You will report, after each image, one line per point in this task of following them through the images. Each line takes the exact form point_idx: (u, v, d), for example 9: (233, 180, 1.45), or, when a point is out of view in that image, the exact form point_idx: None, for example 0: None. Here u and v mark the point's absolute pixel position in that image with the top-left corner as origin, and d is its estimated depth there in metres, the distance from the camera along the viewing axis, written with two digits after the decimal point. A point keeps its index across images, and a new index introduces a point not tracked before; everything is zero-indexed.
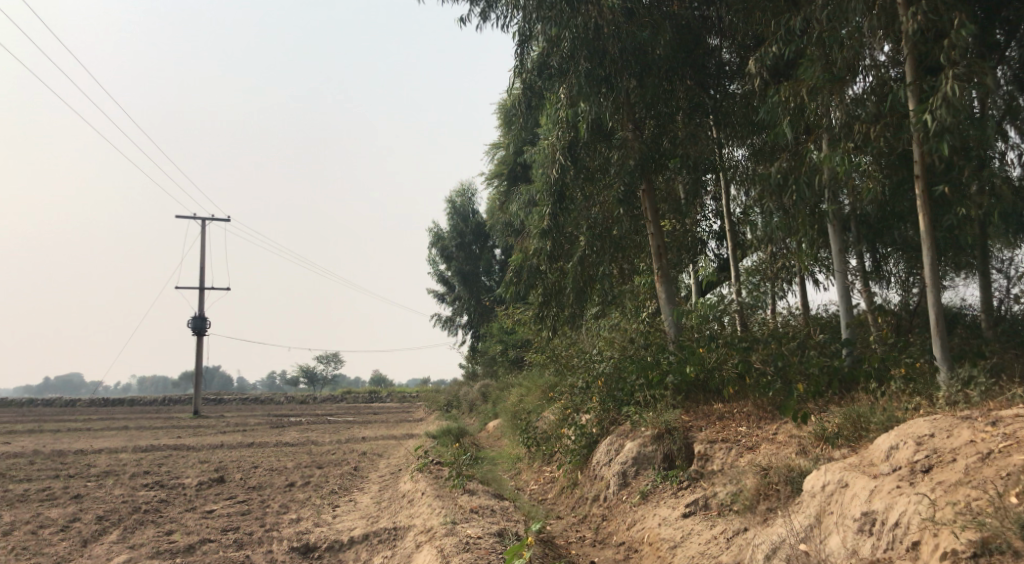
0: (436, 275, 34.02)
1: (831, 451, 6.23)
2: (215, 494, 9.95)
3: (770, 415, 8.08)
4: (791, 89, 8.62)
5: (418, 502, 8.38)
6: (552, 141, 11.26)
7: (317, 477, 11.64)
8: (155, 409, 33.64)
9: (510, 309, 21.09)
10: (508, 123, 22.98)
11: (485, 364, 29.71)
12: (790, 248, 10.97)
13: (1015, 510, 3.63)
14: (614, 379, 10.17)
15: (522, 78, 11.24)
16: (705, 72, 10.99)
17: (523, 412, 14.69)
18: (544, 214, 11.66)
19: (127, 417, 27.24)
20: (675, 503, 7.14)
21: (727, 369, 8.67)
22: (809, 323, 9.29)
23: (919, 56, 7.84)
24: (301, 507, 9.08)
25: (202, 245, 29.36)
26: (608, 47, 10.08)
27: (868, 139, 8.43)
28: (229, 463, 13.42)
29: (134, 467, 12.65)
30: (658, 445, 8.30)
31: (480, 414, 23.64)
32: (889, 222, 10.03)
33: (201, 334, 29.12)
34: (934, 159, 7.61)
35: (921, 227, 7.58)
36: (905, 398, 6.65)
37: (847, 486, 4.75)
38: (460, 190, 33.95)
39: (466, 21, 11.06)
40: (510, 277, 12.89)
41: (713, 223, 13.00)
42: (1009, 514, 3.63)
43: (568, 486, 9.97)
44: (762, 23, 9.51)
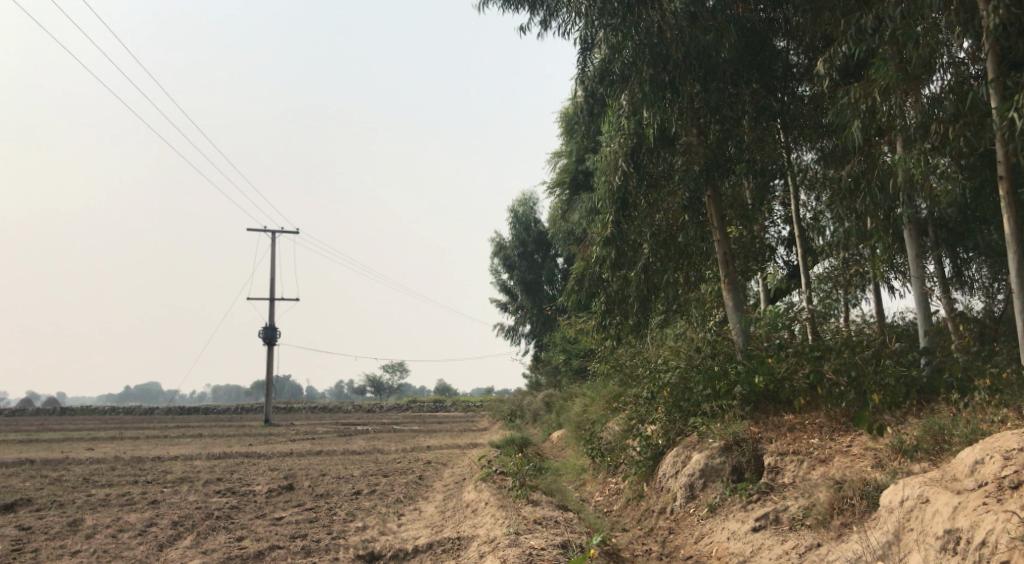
0: (499, 285, 34.17)
1: (910, 464, 5.95)
2: (285, 501, 10.20)
3: (845, 426, 7.79)
4: (863, 90, 8.34)
5: (482, 512, 8.40)
6: (613, 149, 11.12)
7: (383, 485, 11.80)
8: (229, 417, 34.87)
9: (574, 318, 20.98)
10: (570, 132, 22.93)
11: (549, 374, 29.63)
12: (864, 254, 10.63)
13: None
14: (680, 389, 9.99)
15: (584, 85, 11.26)
16: (772, 74, 10.65)
17: (588, 422, 14.57)
18: (607, 222, 11.57)
19: (203, 426, 28.31)
20: (745, 517, 6.94)
21: (798, 379, 8.44)
22: (885, 331, 8.94)
23: (1002, 51, 7.46)
24: (367, 515, 9.21)
25: (273, 258, 30.33)
26: (671, 51, 9.93)
27: (947, 138, 8.08)
28: (299, 471, 13.76)
29: (209, 474, 13.09)
30: (727, 457, 8.10)
31: (544, 424, 23.56)
32: (971, 225, 9.57)
33: (272, 344, 30.00)
34: (1019, 158, 7.22)
35: (1005, 230, 7.19)
36: (991, 410, 6.30)
37: (928, 502, 4.51)
38: (522, 200, 34.05)
39: (526, 30, 11.13)
40: (572, 286, 12.83)
41: (781, 229, 12.67)
42: None
43: (633, 498, 9.82)
44: (831, 22, 9.23)
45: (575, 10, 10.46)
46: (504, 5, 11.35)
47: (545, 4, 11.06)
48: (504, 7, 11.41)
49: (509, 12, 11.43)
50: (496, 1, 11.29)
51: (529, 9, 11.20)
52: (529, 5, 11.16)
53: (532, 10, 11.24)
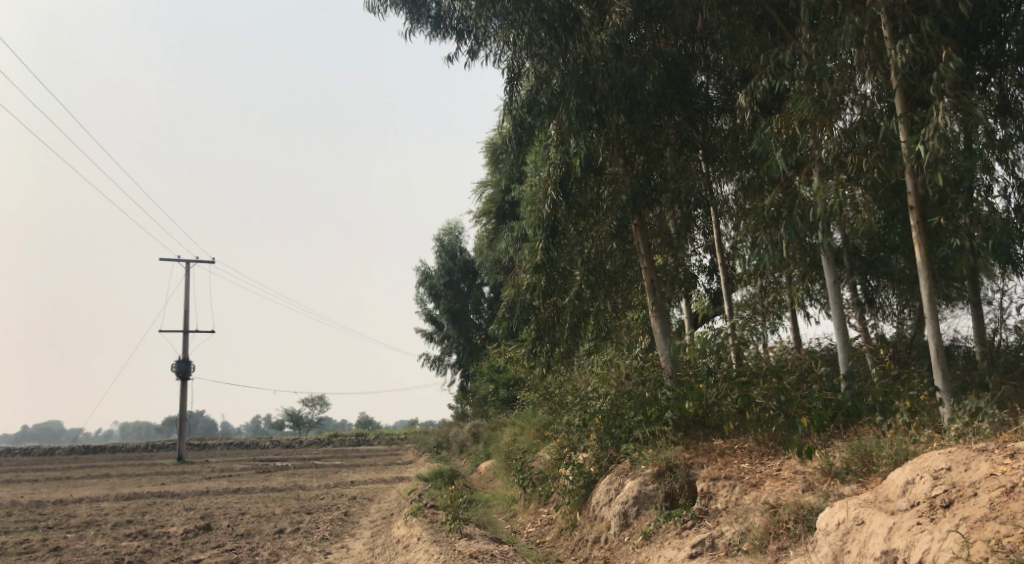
0: (424, 314, 33.85)
1: (840, 486, 6.09)
2: (202, 543, 9.61)
3: (773, 450, 7.92)
4: (782, 122, 8.65)
5: (414, 548, 8.11)
6: (542, 178, 11.17)
7: (307, 523, 11.30)
8: (137, 456, 32.99)
9: (502, 347, 20.94)
10: (496, 161, 23.14)
11: (476, 405, 29.38)
12: (782, 281, 10.99)
13: None
14: (611, 416, 10.00)
15: (512, 115, 11.30)
16: (693, 107, 10.98)
17: (518, 452, 14.43)
18: (536, 249, 11.53)
19: (110, 465, 26.67)
20: (681, 544, 6.93)
21: (727, 404, 8.55)
22: (807, 356, 9.17)
23: (908, 88, 7.88)
24: (291, 555, 8.76)
25: (186, 288, 29.12)
26: (598, 83, 10.08)
27: (861, 170, 8.46)
28: (216, 510, 13.04)
29: (117, 517, 12.24)
30: (660, 483, 8.11)
31: (472, 454, 23.24)
32: (882, 253, 10.04)
33: (186, 377, 28.66)
34: (927, 190, 7.62)
35: (917, 257, 7.53)
36: (912, 430, 6.55)
37: (864, 524, 4.59)
38: (448, 229, 33.99)
39: (454, 59, 11.14)
40: (502, 313, 12.74)
41: (703, 257, 12.94)
42: None
43: (566, 528, 9.71)
44: (750, 57, 9.58)
45: (503, 41, 10.55)
46: (432, 34, 11.37)
47: (473, 33, 11.14)
48: (431, 35, 11.43)
49: (437, 40, 11.46)
50: (423, 29, 11.31)
51: (457, 37, 11.27)
52: (457, 34, 11.24)
53: (459, 38, 11.28)
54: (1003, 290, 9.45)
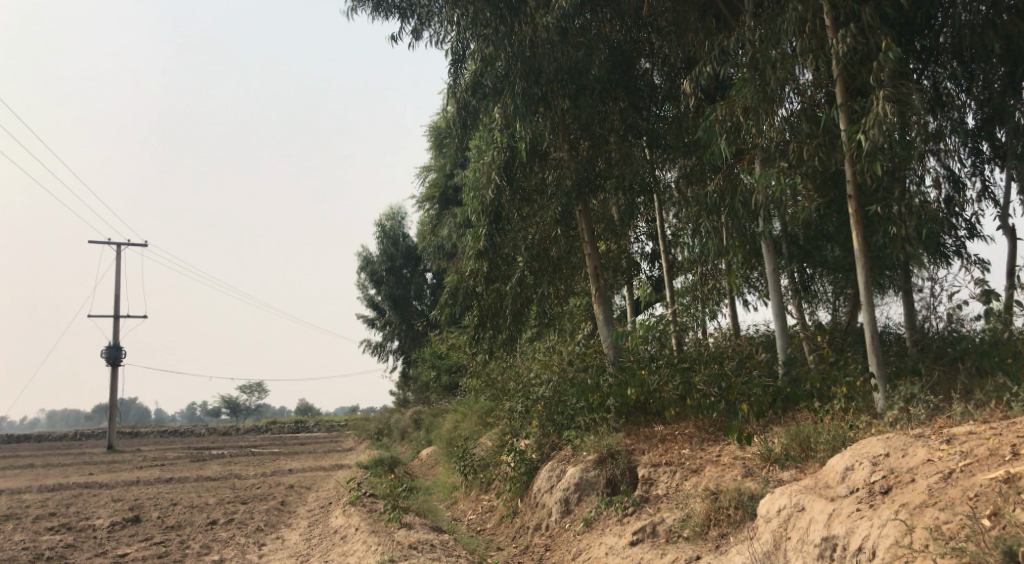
0: (366, 300, 33.30)
1: (779, 472, 6.16)
2: (129, 536, 9.17)
3: (712, 436, 7.98)
4: (726, 109, 8.65)
5: (351, 539, 7.89)
6: (486, 162, 10.97)
7: (242, 513, 10.93)
8: (62, 445, 31.60)
9: (445, 333, 20.75)
10: (440, 146, 22.77)
11: (417, 391, 29.11)
12: (721, 268, 11.13)
13: (992, 534, 3.40)
14: (554, 403, 9.96)
15: (456, 97, 11.04)
16: (638, 93, 10.93)
17: (459, 439, 14.31)
18: (479, 235, 11.36)
19: (32, 455, 25.47)
20: (622, 530, 6.91)
21: (668, 391, 8.56)
22: (748, 342, 9.26)
23: (848, 77, 7.98)
24: (224, 547, 8.43)
25: (116, 271, 27.93)
26: (544, 65, 9.91)
27: (802, 158, 8.55)
28: (145, 501, 12.50)
29: (38, 510, 11.61)
30: (601, 469, 8.08)
31: (413, 442, 23.05)
32: (819, 241, 10.22)
33: (116, 364, 27.52)
34: (866, 179, 7.75)
35: (855, 245, 7.68)
36: (848, 417, 6.67)
37: (803, 510, 4.62)
38: (390, 214, 33.50)
39: (397, 39, 10.79)
40: (444, 299, 12.50)
41: (646, 244, 12.97)
42: (987, 539, 3.39)
43: (508, 516, 9.64)
44: (693, 45, 9.57)
45: (447, 21, 10.27)
46: (374, 12, 10.99)
47: (415, 13, 10.81)
48: (373, 14, 11.04)
49: (379, 20, 11.08)
50: (365, 8, 10.92)
51: (400, 17, 10.92)
52: (400, 13, 10.88)
53: (402, 17, 10.94)
54: (932, 280, 9.75)
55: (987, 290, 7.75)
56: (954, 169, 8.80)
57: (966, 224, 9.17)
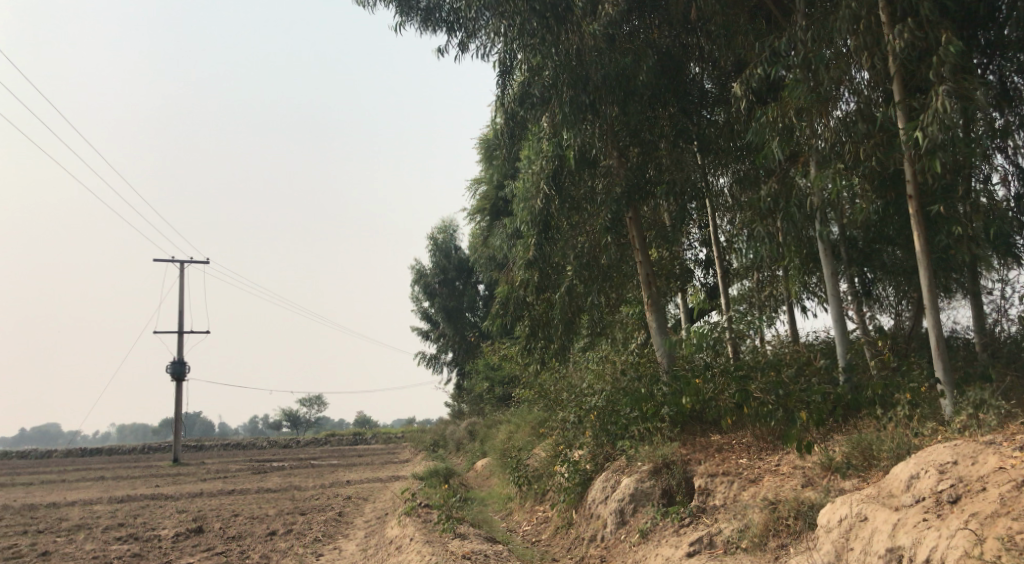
0: (420, 312, 33.64)
1: (841, 481, 5.95)
2: (192, 546, 9.42)
3: (771, 445, 7.78)
4: (778, 110, 8.47)
5: (406, 550, 7.94)
6: (535, 172, 11.00)
7: (300, 524, 11.12)
8: (132, 457, 32.74)
9: (498, 344, 20.81)
10: (490, 158, 22.94)
11: (471, 403, 29.22)
12: (778, 273, 10.87)
13: None
14: (607, 413, 9.86)
15: (504, 108, 11.11)
16: (688, 98, 10.80)
17: (513, 450, 14.30)
18: (529, 245, 11.38)
19: (103, 467, 26.47)
20: (679, 542, 6.79)
21: (724, 399, 8.38)
22: (806, 349, 8.99)
23: (906, 73, 7.73)
24: (283, 557, 8.60)
25: (179, 289, 28.87)
26: (591, 73, 9.88)
27: (859, 158, 8.31)
28: (208, 512, 12.82)
29: (108, 520, 12.07)
30: (656, 480, 7.96)
31: (467, 453, 23.12)
32: (879, 244, 9.90)
33: (181, 379, 28.41)
34: (926, 178, 7.48)
35: (917, 246, 7.40)
36: (913, 424, 6.41)
37: (866, 520, 4.45)
38: (442, 227, 33.82)
39: (445, 52, 10.93)
40: (495, 310, 12.54)
41: (699, 251, 12.79)
42: None
43: (562, 527, 9.57)
44: (744, 47, 9.41)
45: (494, 33, 10.36)
46: (422, 27, 11.16)
47: (463, 26, 10.95)
48: (421, 28, 11.22)
49: (427, 34, 11.25)
50: (413, 22, 11.10)
51: (447, 30, 11.07)
52: (447, 27, 11.02)
53: (450, 31, 11.08)
54: (1003, 281, 9.32)
55: None
56: None
57: None
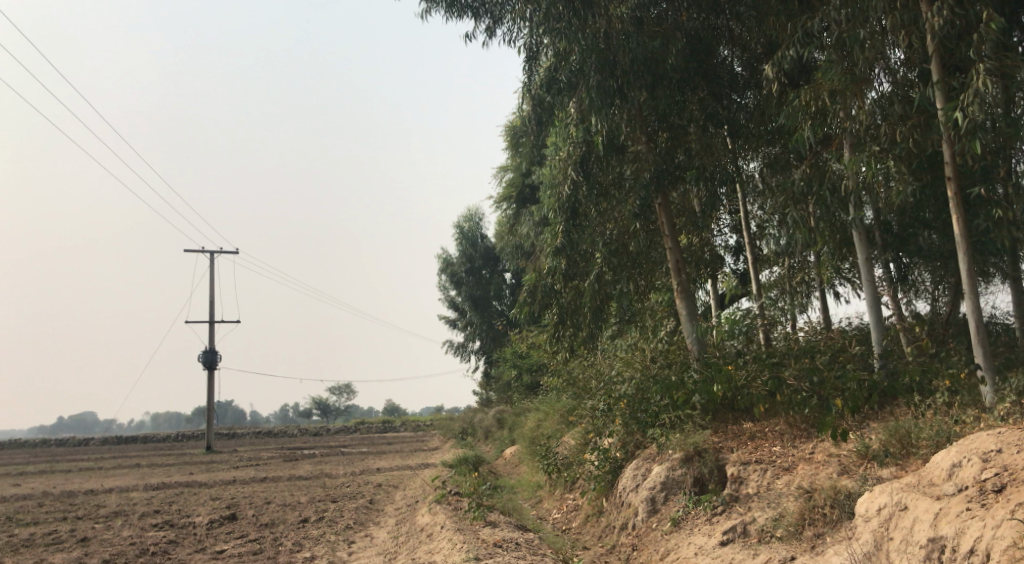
0: (447, 301, 33.75)
1: (878, 470, 5.85)
2: (227, 532, 9.57)
3: (805, 433, 7.66)
4: (811, 92, 8.29)
5: (437, 537, 7.98)
6: (562, 158, 10.93)
7: (332, 511, 11.25)
8: (167, 445, 33.43)
9: (525, 332, 20.81)
10: (516, 146, 22.87)
11: (500, 391, 29.29)
12: (810, 260, 10.73)
13: None
14: (637, 401, 9.80)
15: (531, 95, 11.02)
16: (717, 82, 10.64)
17: (542, 438, 14.30)
18: (556, 233, 11.33)
19: (139, 455, 27.04)
20: (711, 530, 6.73)
21: (757, 386, 8.27)
22: (840, 335, 8.84)
23: (945, 52, 7.51)
24: (315, 544, 8.70)
25: (210, 279, 29.30)
26: (618, 58, 9.76)
27: (895, 141, 8.11)
28: (241, 500, 13.02)
29: (145, 507, 12.31)
30: (688, 468, 7.91)
31: (496, 441, 23.19)
32: (915, 228, 9.70)
33: (213, 368, 28.87)
34: (966, 159, 7.27)
35: (955, 229, 7.22)
36: (952, 411, 6.27)
37: (906, 509, 4.36)
38: (468, 216, 33.85)
39: (472, 38, 10.85)
40: (524, 298, 12.52)
41: (729, 237, 12.63)
42: None
43: (593, 515, 9.56)
44: (776, 28, 9.22)
45: (520, 18, 10.26)
46: (448, 12, 11.05)
47: (489, 11, 10.86)
48: (447, 14, 11.12)
49: (453, 19, 11.15)
50: (438, 8, 11.01)
51: (473, 16, 10.96)
52: (473, 13, 10.93)
53: (476, 17, 11.01)
54: None
55: None
56: None
57: None
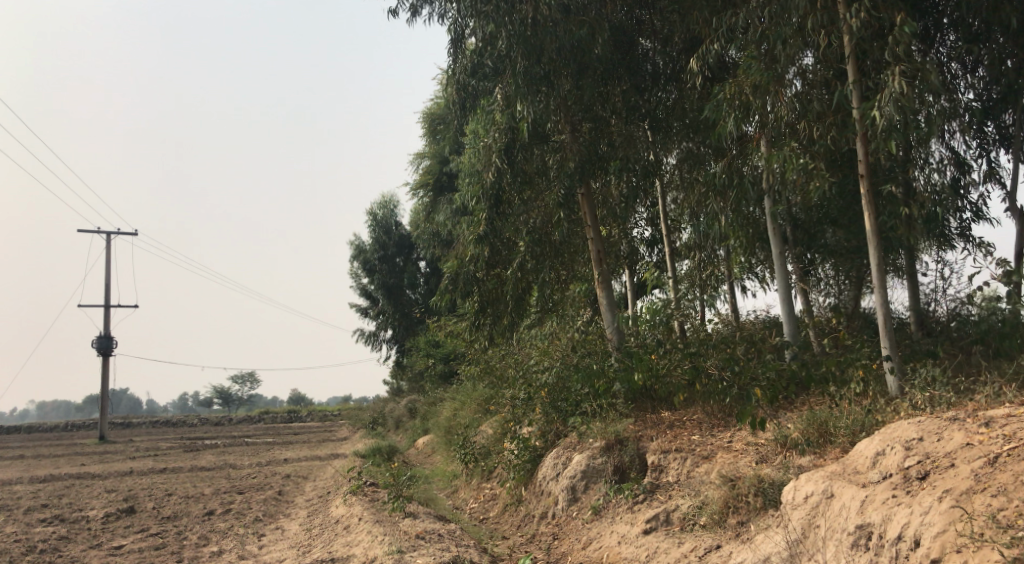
0: (359, 289, 33.03)
1: (797, 458, 5.98)
2: (125, 527, 8.93)
3: (723, 421, 7.80)
4: (734, 87, 8.40)
5: (355, 529, 7.70)
6: (487, 144, 10.74)
7: (239, 503, 10.73)
8: (55, 436, 31.45)
9: (442, 321, 20.54)
10: (435, 132, 22.58)
11: (413, 380, 28.94)
12: (722, 253, 10.97)
13: None
14: (557, 390, 9.79)
15: (455, 78, 10.74)
16: (640, 74, 10.69)
17: (458, 427, 14.13)
18: (479, 220, 11.15)
19: (24, 445, 25.26)
20: (634, 519, 6.75)
21: (677, 375, 8.37)
22: (755, 326, 9.08)
23: (860, 54, 7.77)
24: (223, 538, 8.24)
25: (107, 261, 27.69)
26: (546, 44, 9.65)
27: (813, 139, 8.34)
28: (140, 492, 12.25)
29: (30, 501, 11.39)
30: (609, 457, 7.94)
31: (408, 431, 22.84)
32: (822, 225, 10.06)
33: (108, 354, 27.22)
34: (878, 158, 7.54)
35: (867, 224, 7.49)
36: (863, 401, 6.50)
37: (833, 497, 4.47)
38: (381, 203, 33.23)
39: (396, 15, 10.48)
40: (444, 285, 12.26)
41: (645, 230, 12.81)
42: None
43: (511, 504, 9.48)
44: (699, 23, 9.30)
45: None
46: None
47: None
48: None
49: None
50: None
51: None
52: None
53: None
54: (937, 262, 9.61)
55: (1001, 259, 7.58)
56: (960, 151, 8.70)
57: (972, 208, 9.07)
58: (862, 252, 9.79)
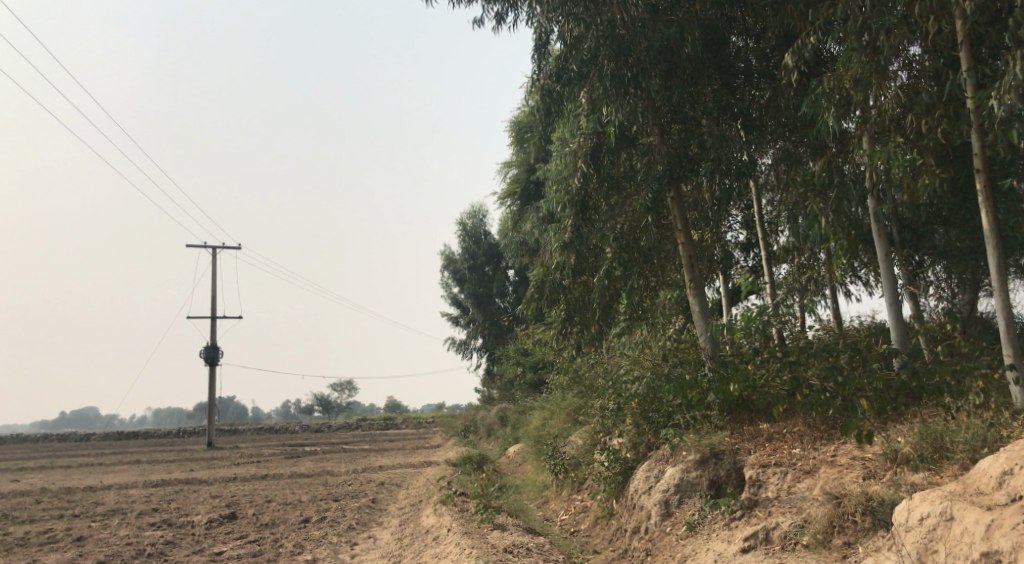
0: (450, 299, 33.48)
1: (910, 476, 5.54)
2: (226, 533, 9.26)
3: (827, 434, 7.35)
4: (834, 81, 7.94)
5: (443, 540, 7.67)
6: (572, 150, 10.60)
7: (334, 511, 10.96)
8: (169, 441, 33.43)
9: (531, 329, 20.48)
10: (522, 141, 22.56)
11: (503, 389, 29.03)
12: (821, 256, 10.40)
13: None
14: (648, 400, 9.50)
15: (540, 85, 10.66)
16: (732, 73, 10.31)
17: (548, 437, 14.00)
18: (564, 227, 11.02)
19: (140, 450, 26.88)
20: (731, 536, 6.44)
21: (776, 386, 7.95)
22: (859, 332, 8.53)
23: (974, 39, 7.18)
24: (317, 546, 8.41)
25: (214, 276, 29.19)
26: (632, 46, 9.43)
27: (921, 133, 7.76)
28: (242, 498, 12.71)
29: (143, 504, 12.03)
30: (703, 471, 7.61)
31: (499, 439, 22.87)
32: (933, 224, 9.39)
33: (213, 363, 28.63)
34: (996, 151, 6.94)
35: (984, 221, 6.89)
36: (985, 414, 5.98)
37: (954, 520, 4.10)
38: (471, 213, 33.57)
39: (481, 24, 10.52)
40: (531, 294, 12.17)
41: (739, 233, 12.36)
42: None
43: (603, 517, 9.26)
44: (793, 16, 8.87)
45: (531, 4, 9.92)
46: None
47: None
48: None
49: None
50: None
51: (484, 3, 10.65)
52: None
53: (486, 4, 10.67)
54: None
55: None
56: None
57: None
58: (979, 252, 9.06)
